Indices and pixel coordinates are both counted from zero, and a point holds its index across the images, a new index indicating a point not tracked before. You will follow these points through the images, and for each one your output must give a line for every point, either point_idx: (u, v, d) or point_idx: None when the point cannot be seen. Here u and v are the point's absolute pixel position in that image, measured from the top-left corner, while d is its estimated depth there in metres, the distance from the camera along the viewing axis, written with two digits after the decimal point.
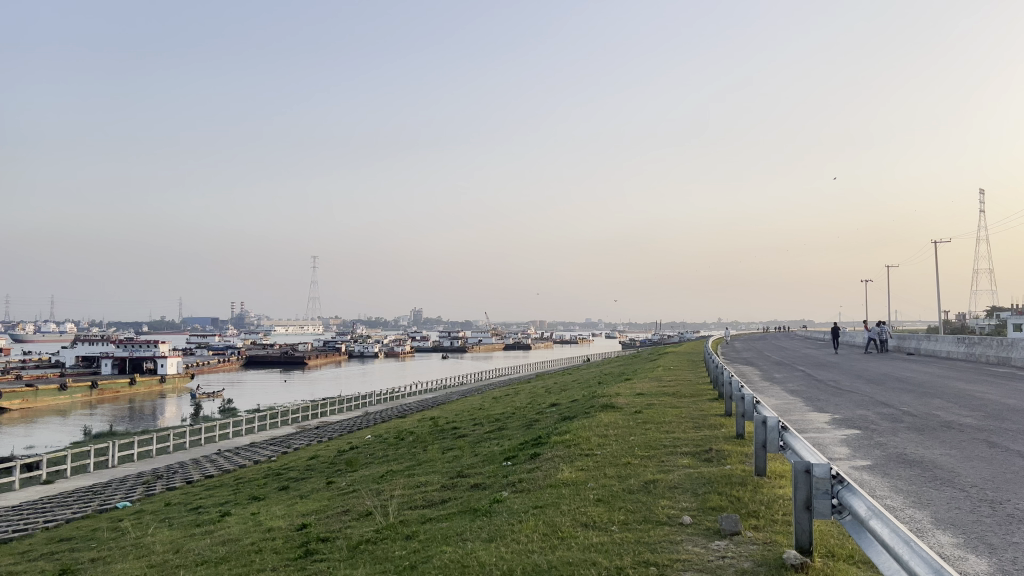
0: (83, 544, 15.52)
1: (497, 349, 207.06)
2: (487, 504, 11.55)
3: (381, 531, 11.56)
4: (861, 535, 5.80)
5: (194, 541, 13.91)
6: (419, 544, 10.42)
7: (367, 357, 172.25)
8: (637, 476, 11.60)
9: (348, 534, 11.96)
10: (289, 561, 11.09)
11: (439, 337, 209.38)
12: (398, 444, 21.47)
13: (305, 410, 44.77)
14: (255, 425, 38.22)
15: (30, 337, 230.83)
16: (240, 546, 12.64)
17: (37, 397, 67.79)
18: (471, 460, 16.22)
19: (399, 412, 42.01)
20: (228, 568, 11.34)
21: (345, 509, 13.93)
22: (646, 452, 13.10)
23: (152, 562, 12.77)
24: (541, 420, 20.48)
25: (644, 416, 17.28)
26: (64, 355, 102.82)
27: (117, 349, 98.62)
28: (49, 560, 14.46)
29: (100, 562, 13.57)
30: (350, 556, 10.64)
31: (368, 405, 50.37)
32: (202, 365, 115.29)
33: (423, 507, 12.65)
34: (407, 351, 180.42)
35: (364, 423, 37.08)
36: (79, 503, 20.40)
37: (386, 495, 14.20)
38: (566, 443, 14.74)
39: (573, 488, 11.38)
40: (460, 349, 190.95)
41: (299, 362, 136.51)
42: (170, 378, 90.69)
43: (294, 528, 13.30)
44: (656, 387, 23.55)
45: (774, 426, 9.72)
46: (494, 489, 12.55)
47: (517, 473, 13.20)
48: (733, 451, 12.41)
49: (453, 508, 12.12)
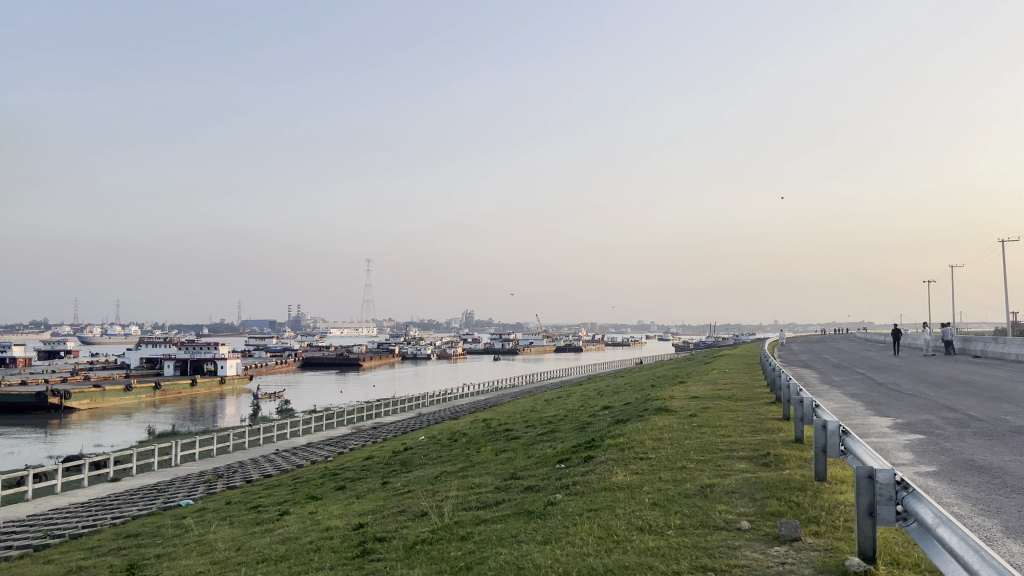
0: (150, 540, 16.01)
1: (549, 351, 207.30)
2: (542, 505, 11.59)
3: (437, 532, 11.67)
4: (928, 543, 5.66)
5: (254, 539, 14.20)
6: (474, 545, 10.49)
7: (420, 358, 173.95)
8: (694, 480, 11.48)
9: (404, 534, 12.10)
10: (347, 561, 11.26)
11: (491, 339, 210.26)
12: (452, 445, 21.67)
13: (360, 411, 45.51)
14: (312, 426, 38.99)
15: (97, 339, 239.62)
16: (299, 546, 12.86)
17: (105, 397, 70.02)
18: (525, 462, 16.28)
19: (452, 414, 42.42)
20: (287, 567, 11.55)
21: (401, 510, 14.10)
22: (702, 456, 12.96)
23: (215, 558, 13.08)
24: (594, 423, 20.43)
25: (700, 420, 17.09)
26: (129, 355, 106.03)
27: (178, 351, 101.43)
28: (117, 555, 14.95)
29: (165, 557, 13.97)
30: (406, 556, 10.75)
31: (421, 406, 50.90)
32: (261, 366, 118.04)
33: (478, 508, 12.74)
34: (459, 352, 181.77)
35: (418, 424, 37.49)
36: (144, 501, 20.99)
37: (442, 495, 14.36)
38: (620, 445, 14.66)
39: (628, 492, 11.32)
40: (512, 351, 191.58)
41: (354, 364, 138.59)
42: (230, 379, 92.97)
43: (352, 527, 13.48)
44: (712, 390, 23.23)
45: (835, 429, 9.53)
46: (548, 491, 12.55)
47: (571, 476, 13.19)
48: (791, 455, 12.19)
49: (507, 510, 12.15)
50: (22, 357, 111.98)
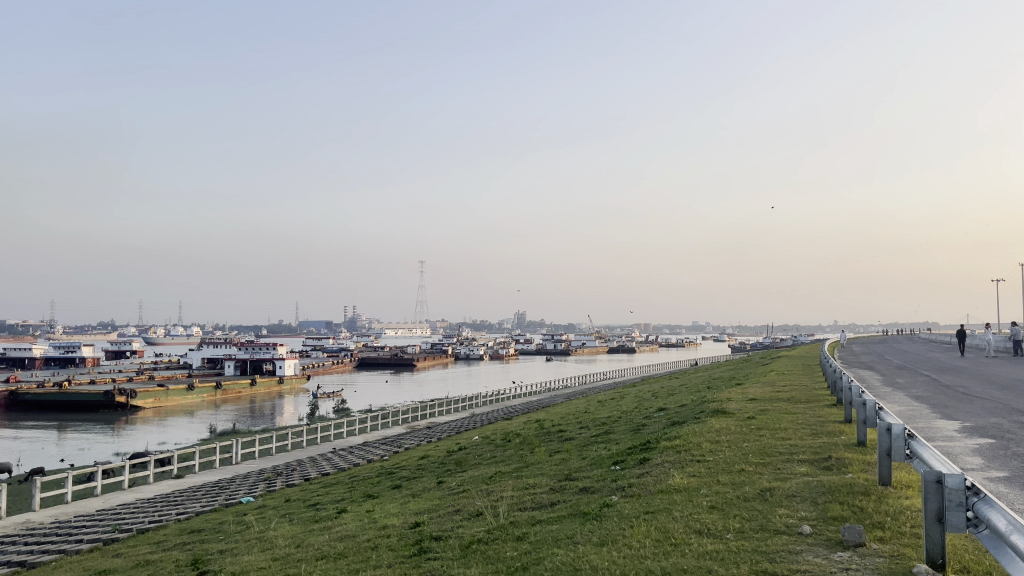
0: (213, 536, 16.41)
1: (601, 352, 206.47)
2: (598, 507, 11.53)
3: (493, 532, 11.70)
4: (1001, 551, 5.48)
5: (313, 536, 14.46)
6: (530, 546, 10.51)
7: (473, 358, 174.72)
8: (752, 483, 11.32)
9: (460, 534, 12.17)
10: (404, 559, 11.39)
11: (544, 340, 209.91)
12: (506, 446, 21.69)
13: (415, 409, 45.90)
14: (368, 426, 39.38)
15: (161, 340, 247.07)
16: (357, 543, 13.05)
17: (169, 396, 71.99)
18: (580, 463, 16.23)
19: (507, 414, 42.51)
20: (345, 564, 11.74)
21: (457, 509, 14.16)
22: (761, 459, 12.73)
23: (276, 554, 13.35)
24: (650, 425, 20.25)
25: (758, 422, 16.81)
26: (191, 355, 108.99)
27: (238, 351, 103.76)
28: (183, 550, 15.37)
29: (228, 553, 14.30)
30: (462, 556, 10.82)
31: (475, 406, 51.07)
32: (318, 366, 120.10)
33: (533, 509, 12.75)
34: (512, 353, 181.90)
35: (472, 424, 37.65)
36: (207, 497, 21.51)
37: (496, 495, 14.40)
38: (676, 448, 14.50)
39: (685, 494, 11.20)
40: (564, 351, 190.91)
41: (408, 364, 139.97)
42: (288, 379, 94.75)
43: (408, 526, 13.62)
44: (770, 392, 22.81)
45: (900, 433, 9.30)
46: (604, 493, 12.50)
47: (627, 477, 13.10)
48: (854, 459, 11.92)
49: (562, 511, 12.13)
50: (91, 357, 116.09)
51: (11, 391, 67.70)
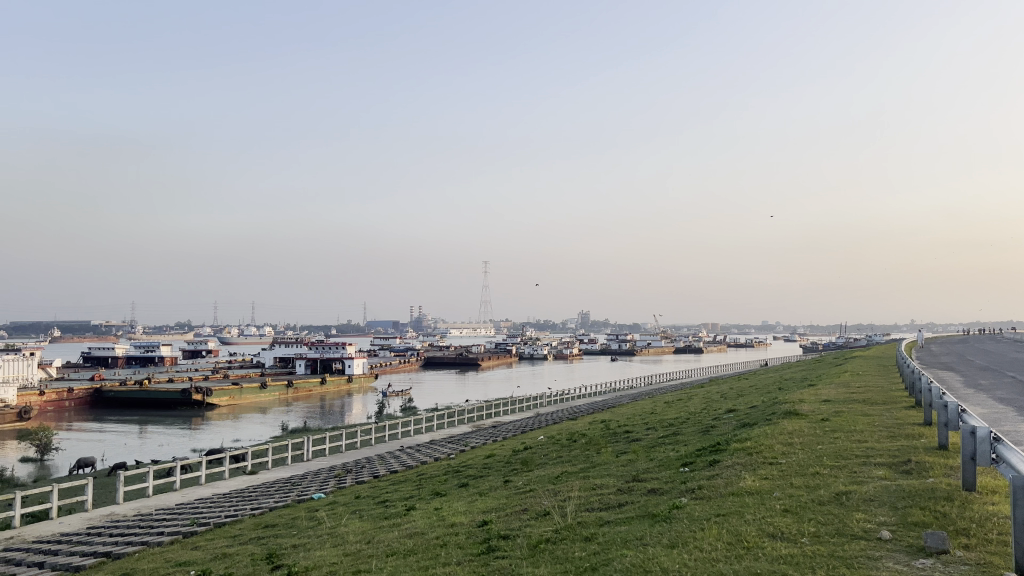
0: (287, 531, 16.83)
1: (668, 352, 204.05)
2: (667, 509, 11.40)
3: (561, 532, 11.70)
4: None
5: (384, 533, 14.69)
6: (599, 546, 10.49)
7: (537, 358, 175.18)
8: (827, 487, 11.05)
9: (528, 533, 12.20)
10: (473, 556, 11.48)
11: (608, 340, 208.90)
12: (573, 446, 21.67)
13: (480, 409, 46.09)
14: (435, 425, 39.81)
15: (235, 339, 254.46)
16: (426, 540, 13.21)
17: (243, 394, 74.12)
18: (647, 464, 16.07)
19: (572, 414, 42.39)
20: (416, 560, 11.91)
21: (524, 509, 14.19)
22: (837, 463, 12.41)
23: (347, 550, 13.61)
24: (719, 426, 19.97)
25: (833, 424, 16.39)
26: (264, 354, 111.87)
27: (308, 350, 106.13)
28: (259, 543, 15.81)
29: (301, 548, 14.64)
30: (530, 555, 10.85)
31: (540, 406, 51.00)
32: (385, 365, 122.03)
33: (601, 510, 12.68)
34: (576, 353, 181.57)
35: (537, 424, 37.62)
36: (280, 493, 22.10)
37: (563, 495, 14.39)
38: (748, 450, 14.25)
39: (757, 497, 11.02)
40: (629, 351, 189.67)
41: (473, 364, 141.05)
42: (356, 378, 96.51)
43: (477, 523, 13.74)
44: (846, 393, 22.20)
45: (984, 437, 8.99)
46: (673, 494, 12.38)
47: (697, 479, 12.92)
48: (935, 463, 11.52)
49: (631, 512, 12.04)
50: (169, 356, 120.27)
51: (95, 389, 70.59)
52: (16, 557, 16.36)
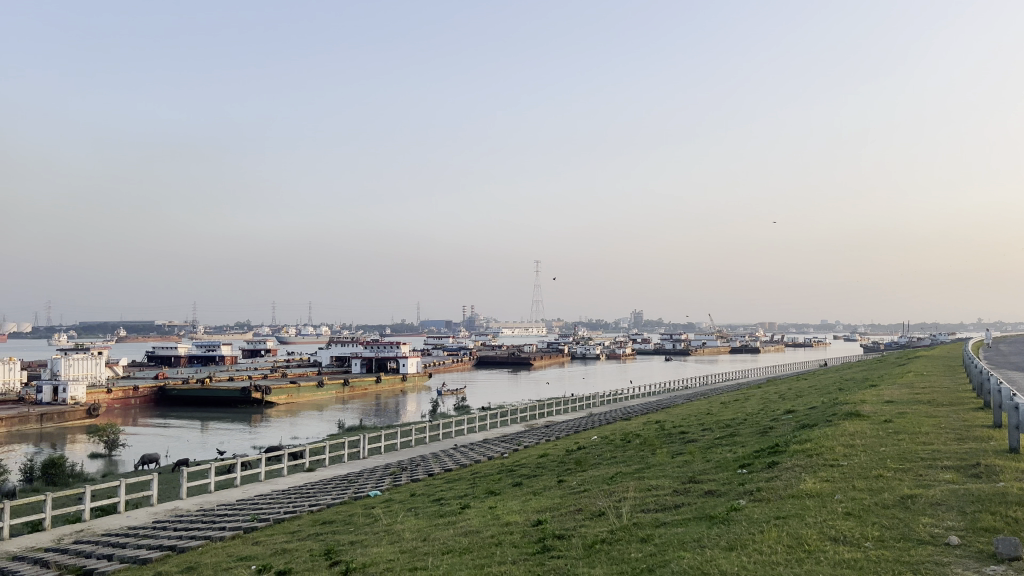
0: (344, 527, 17.09)
1: (723, 352, 201.04)
2: (724, 511, 11.24)
3: (616, 533, 11.64)
4: None
5: (439, 531, 14.81)
6: (656, 548, 10.40)
7: (590, 358, 174.67)
8: (892, 490, 10.77)
9: (583, 533, 12.17)
10: (528, 556, 11.49)
11: (662, 340, 207.00)
12: (627, 446, 21.52)
13: (533, 409, 46.11)
14: (488, 424, 39.95)
15: (292, 338, 259.28)
16: (481, 538, 13.26)
17: (300, 393, 75.48)
18: (703, 465, 15.87)
19: (625, 415, 42.08)
20: (471, 559, 11.97)
21: (579, 509, 14.15)
22: (900, 465, 12.11)
23: (403, 547, 13.75)
24: (777, 427, 19.60)
25: (896, 425, 16.00)
26: (320, 353, 113.74)
27: (363, 349, 107.56)
28: (316, 540, 16.10)
29: (359, 545, 14.84)
30: (586, 555, 10.82)
31: (592, 406, 50.72)
32: (439, 364, 122.99)
33: (656, 511, 12.56)
34: (630, 353, 180.36)
35: (590, 424, 37.44)
36: (337, 490, 22.44)
37: (618, 496, 14.29)
38: (808, 451, 13.98)
39: (818, 500, 10.78)
40: (684, 351, 187.71)
41: (526, 363, 141.16)
42: (410, 377, 97.46)
43: (531, 523, 13.75)
44: (911, 394, 21.61)
45: None
46: (731, 496, 12.18)
47: (755, 481, 12.72)
48: (1005, 466, 11.13)
49: (688, 514, 11.90)
50: (230, 355, 123.18)
51: (159, 386, 72.62)
52: (87, 549, 16.92)
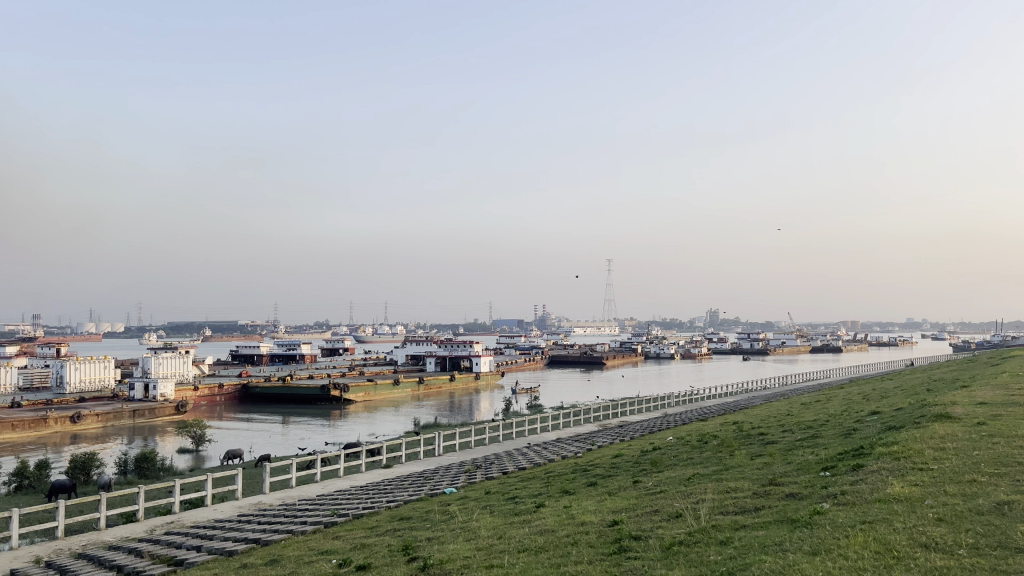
0: (421, 524, 17.34)
1: (803, 352, 195.68)
2: (807, 514, 10.96)
3: (694, 535, 11.48)
4: None
5: (514, 529, 14.87)
6: (735, 551, 10.22)
7: (664, 357, 172.58)
8: (986, 496, 10.31)
9: (660, 534, 12.06)
10: (605, 556, 11.44)
11: (739, 339, 202.89)
12: (703, 448, 21.17)
13: (607, 408, 45.86)
14: (562, 423, 39.89)
15: (368, 337, 264.13)
16: (557, 538, 13.27)
17: (377, 391, 76.88)
18: (784, 468, 15.53)
19: (702, 416, 41.31)
20: (548, 558, 11.99)
21: (656, 510, 14.03)
22: (995, 470, 11.59)
23: (479, 545, 13.87)
24: (862, 429, 19.00)
25: (991, 428, 15.31)
26: (396, 352, 115.56)
27: (438, 348, 108.74)
28: (393, 535, 16.37)
29: (435, 541, 15.04)
30: (664, 556, 10.71)
31: (667, 406, 50.01)
32: (512, 364, 123.52)
33: (735, 514, 12.34)
34: (705, 352, 177.34)
35: (665, 425, 36.96)
36: (414, 487, 22.79)
37: (697, 498, 14.07)
38: (896, 454, 13.49)
39: (907, 505, 10.42)
40: (762, 351, 183.53)
41: (599, 363, 140.40)
42: (483, 376, 98.11)
43: (607, 523, 13.69)
44: (1006, 396, 20.63)
45: None
46: (813, 499, 11.89)
47: (839, 484, 12.37)
48: None
49: (769, 517, 11.64)
50: (310, 354, 126.42)
51: (243, 384, 75.06)
52: (177, 540, 17.62)
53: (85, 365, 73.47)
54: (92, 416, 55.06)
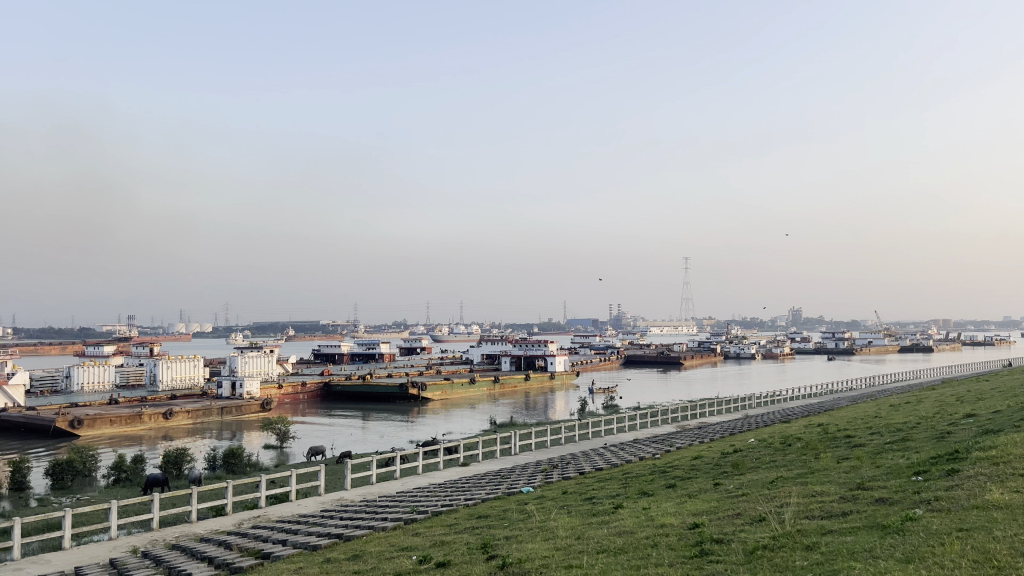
0: (499, 522, 17.43)
1: (892, 352, 188.69)
2: (898, 520, 10.57)
3: (778, 539, 11.22)
4: None
5: (592, 530, 14.78)
6: (823, 557, 9.93)
7: (744, 357, 169.07)
8: None
9: (742, 538, 11.82)
10: (686, 559, 11.27)
11: (823, 338, 197.12)
12: (786, 450, 20.63)
13: (685, 409, 45.25)
14: (639, 423, 39.55)
15: (445, 337, 266.99)
16: (636, 540, 13.13)
17: (454, 390, 77.72)
18: (872, 472, 14.99)
19: (785, 417, 40.34)
20: (627, 559, 11.87)
21: (738, 513, 13.74)
22: None
23: (557, 545, 13.84)
24: (956, 432, 18.18)
25: None
26: (472, 352, 116.50)
27: (513, 347, 109.21)
28: (472, 533, 16.52)
29: (514, 539, 15.10)
30: (747, 561, 10.50)
31: (747, 408, 48.98)
32: (587, 363, 123.13)
33: (821, 518, 11.99)
34: (788, 352, 172.86)
35: (746, 426, 36.21)
36: (492, 485, 22.99)
37: (780, 502, 13.71)
38: (995, 460, 12.86)
39: (1008, 512, 9.93)
40: (848, 351, 177.67)
41: (677, 363, 138.60)
42: (559, 376, 98.11)
43: (687, 526, 13.49)
44: None
45: None
46: (905, 505, 11.44)
47: (932, 490, 11.88)
48: None
49: (857, 522, 11.27)
50: (389, 354, 128.68)
51: (325, 383, 77.00)
52: (263, 534, 18.18)
53: (177, 364, 76.51)
54: (183, 413, 57.37)
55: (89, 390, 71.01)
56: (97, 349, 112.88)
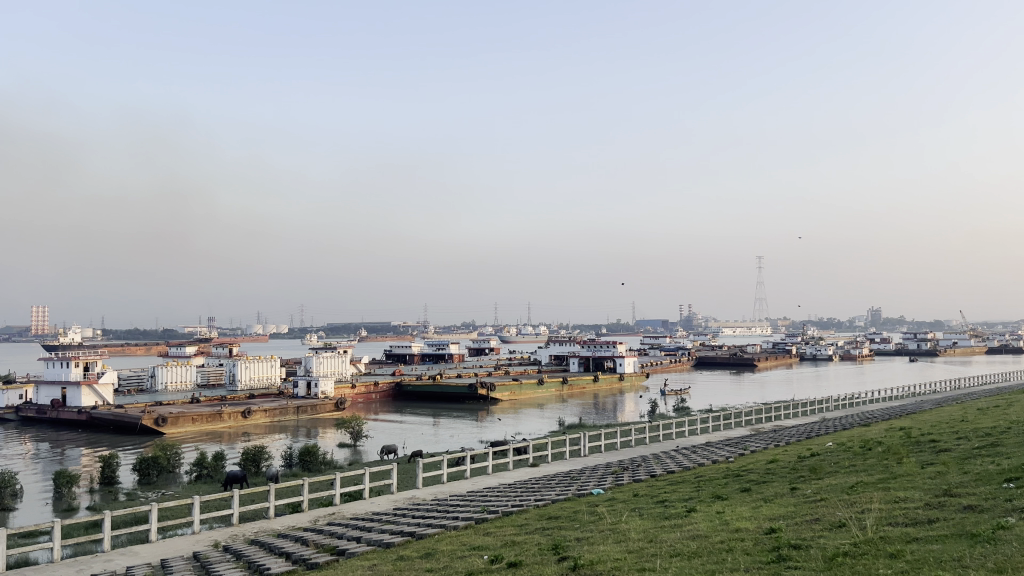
0: (569, 524, 17.38)
1: (979, 352, 181.12)
2: (990, 529, 10.11)
3: (860, 546, 10.88)
4: None
5: (666, 533, 14.57)
6: (908, 565, 9.58)
7: (820, 359, 164.74)
8: None
9: (823, 544, 11.50)
10: (763, 564, 11.04)
11: (904, 339, 190.46)
12: (867, 454, 19.97)
13: (758, 411, 44.31)
14: (711, 426, 38.90)
15: (514, 338, 267.93)
16: (711, 544, 12.91)
17: (523, 391, 77.83)
18: (960, 478, 14.39)
19: (864, 420, 39.07)
20: (702, 563, 11.68)
21: (816, 518, 13.39)
22: None
23: (630, 548, 13.69)
24: None
25: None
26: (540, 352, 116.62)
27: (582, 348, 109.03)
28: (542, 534, 16.50)
29: (585, 541, 15.02)
30: (827, 568, 10.20)
31: (824, 411, 47.64)
32: (657, 364, 121.92)
33: (906, 525, 11.58)
34: (867, 354, 167.59)
35: (823, 430, 35.26)
36: (562, 486, 22.90)
37: (861, 507, 13.30)
38: None
39: None
40: (931, 352, 171.07)
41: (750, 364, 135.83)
42: (629, 377, 97.33)
43: (764, 531, 13.19)
44: None
45: None
46: (997, 513, 10.94)
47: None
48: None
49: (944, 530, 10.84)
50: (459, 354, 129.86)
51: (397, 383, 78.11)
52: (339, 531, 18.52)
53: (255, 364, 78.75)
54: (261, 412, 59.01)
55: (172, 389, 73.71)
56: (180, 350, 117.22)
